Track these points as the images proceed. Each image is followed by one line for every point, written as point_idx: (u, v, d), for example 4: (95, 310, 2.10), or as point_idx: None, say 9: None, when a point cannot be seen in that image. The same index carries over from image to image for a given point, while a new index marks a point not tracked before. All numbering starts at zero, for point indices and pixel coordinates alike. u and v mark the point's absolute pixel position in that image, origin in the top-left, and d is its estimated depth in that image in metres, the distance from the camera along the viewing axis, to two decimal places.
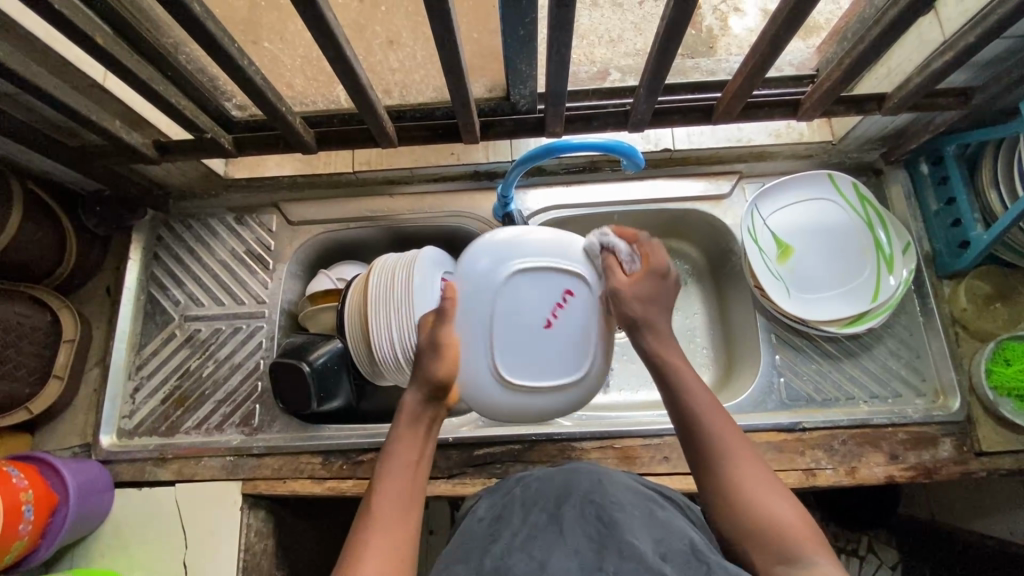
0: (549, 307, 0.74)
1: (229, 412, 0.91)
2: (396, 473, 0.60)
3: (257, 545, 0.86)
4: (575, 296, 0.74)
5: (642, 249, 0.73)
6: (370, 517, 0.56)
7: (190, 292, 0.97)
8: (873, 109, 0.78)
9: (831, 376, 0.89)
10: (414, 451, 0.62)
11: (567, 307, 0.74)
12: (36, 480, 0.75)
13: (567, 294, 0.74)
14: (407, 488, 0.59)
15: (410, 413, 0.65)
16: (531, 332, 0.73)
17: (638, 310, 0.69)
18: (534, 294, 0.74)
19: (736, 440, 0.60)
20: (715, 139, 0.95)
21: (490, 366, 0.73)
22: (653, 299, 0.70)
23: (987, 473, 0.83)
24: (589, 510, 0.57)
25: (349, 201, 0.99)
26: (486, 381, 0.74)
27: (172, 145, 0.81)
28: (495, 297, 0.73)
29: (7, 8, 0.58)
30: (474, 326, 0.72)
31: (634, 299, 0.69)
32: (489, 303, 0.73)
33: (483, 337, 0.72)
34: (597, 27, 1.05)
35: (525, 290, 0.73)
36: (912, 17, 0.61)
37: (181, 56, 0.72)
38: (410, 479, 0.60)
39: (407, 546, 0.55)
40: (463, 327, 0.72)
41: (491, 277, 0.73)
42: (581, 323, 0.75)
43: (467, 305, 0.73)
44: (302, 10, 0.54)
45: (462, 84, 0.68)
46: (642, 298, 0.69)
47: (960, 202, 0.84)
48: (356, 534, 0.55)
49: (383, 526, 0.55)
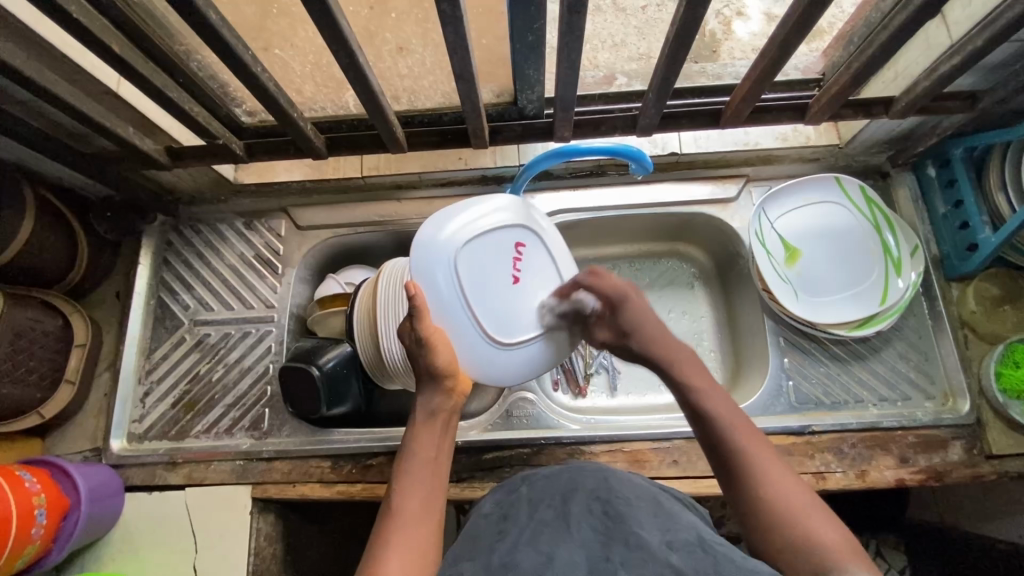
0: (509, 263, 0.73)
1: (239, 416, 0.91)
2: (416, 469, 0.63)
3: (266, 549, 0.87)
4: (527, 246, 0.75)
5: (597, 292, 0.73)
6: (392, 513, 0.59)
7: (200, 296, 0.97)
8: (881, 112, 0.79)
9: (839, 379, 0.89)
10: (431, 448, 0.65)
11: (525, 257, 0.75)
12: (48, 485, 0.76)
13: (519, 247, 0.74)
14: (428, 482, 0.62)
15: (423, 411, 0.67)
16: (502, 291, 0.72)
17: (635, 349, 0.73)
18: (494, 248, 0.73)
19: (762, 449, 0.61)
20: (721, 143, 0.94)
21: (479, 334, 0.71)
22: (632, 330, 0.73)
23: (998, 476, 0.82)
24: (596, 505, 0.58)
25: (358, 206, 0.99)
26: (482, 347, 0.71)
27: (184, 151, 0.82)
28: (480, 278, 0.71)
29: (23, 17, 0.59)
30: (451, 304, 0.70)
31: (619, 339, 0.74)
32: (456, 283, 0.69)
33: (463, 310, 0.70)
34: (600, 32, 1.05)
35: (486, 254, 0.72)
36: (921, 22, 0.61)
37: (194, 63, 0.72)
38: (429, 475, 0.62)
39: (429, 537, 0.57)
40: (443, 315, 0.69)
41: (451, 257, 0.69)
42: (541, 273, 0.76)
43: (440, 293, 0.69)
44: (317, 18, 0.55)
45: (471, 90, 0.69)
46: (624, 333, 0.74)
47: (967, 206, 0.84)
48: (380, 534, 0.57)
49: (405, 523, 0.58)
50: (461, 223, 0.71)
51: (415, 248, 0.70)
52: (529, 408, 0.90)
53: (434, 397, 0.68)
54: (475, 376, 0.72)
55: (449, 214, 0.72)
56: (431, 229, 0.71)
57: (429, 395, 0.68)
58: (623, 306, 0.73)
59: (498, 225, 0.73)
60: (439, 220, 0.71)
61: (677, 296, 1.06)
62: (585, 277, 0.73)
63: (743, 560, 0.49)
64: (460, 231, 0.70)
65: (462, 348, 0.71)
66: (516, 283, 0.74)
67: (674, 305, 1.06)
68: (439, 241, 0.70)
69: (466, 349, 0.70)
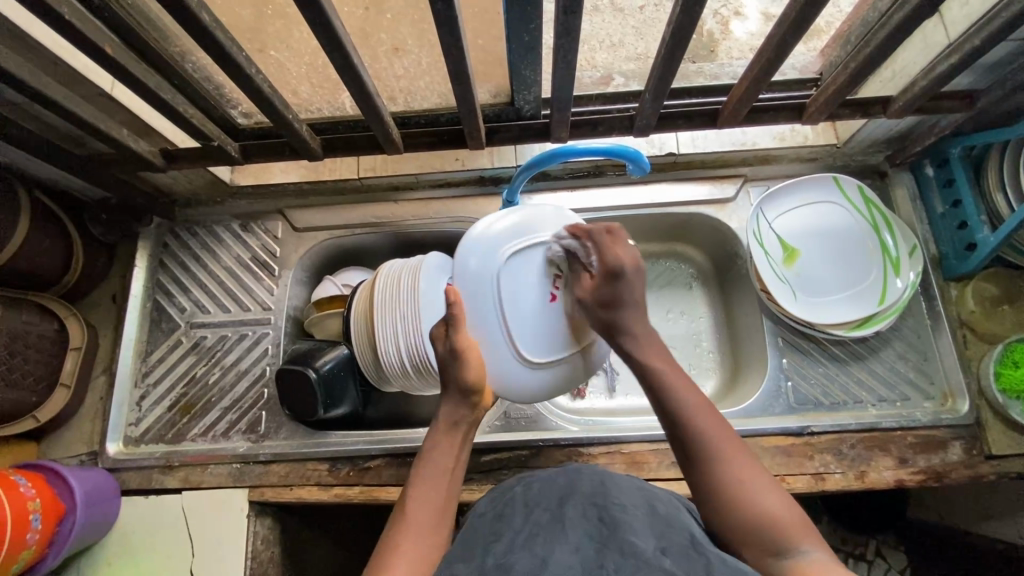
0: (547, 283, 0.70)
1: (235, 419, 0.91)
2: (435, 475, 0.63)
3: (263, 553, 0.86)
4: (564, 275, 0.71)
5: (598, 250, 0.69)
6: (403, 517, 0.60)
7: (196, 299, 0.97)
8: (878, 112, 0.78)
9: (838, 379, 0.89)
10: (451, 457, 0.65)
11: (563, 280, 0.71)
12: (44, 490, 0.75)
13: (557, 270, 0.71)
14: (443, 492, 0.62)
15: (447, 420, 0.68)
16: (536, 310, 0.69)
17: (602, 316, 0.68)
18: (533, 265, 0.70)
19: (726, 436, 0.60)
20: (719, 143, 0.94)
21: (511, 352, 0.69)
22: (616, 303, 0.68)
23: (997, 476, 0.82)
24: (591, 510, 0.57)
25: (355, 207, 0.99)
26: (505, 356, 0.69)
27: (178, 153, 0.81)
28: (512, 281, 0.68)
29: (16, 19, 0.59)
30: (484, 309, 0.68)
31: (596, 306, 0.68)
32: (495, 289, 0.68)
33: (495, 321, 0.69)
34: (598, 32, 1.05)
35: (532, 266, 0.70)
36: (918, 21, 0.61)
37: (188, 65, 0.72)
38: (444, 485, 0.63)
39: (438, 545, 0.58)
40: (477, 324, 0.69)
41: (493, 265, 0.68)
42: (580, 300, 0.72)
43: (477, 300, 0.69)
44: (310, 19, 0.54)
45: (467, 91, 0.69)
46: (605, 303, 0.68)
47: (966, 205, 0.84)
48: (389, 538, 0.58)
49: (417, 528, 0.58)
50: (506, 225, 0.70)
51: (461, 244, 0.70)
52: (527, 410, 0.89)
53: (457, 408, 0.68)
54: (500, 390, 0.71)
55: (495, 219, 0.71)
56: (484, 224, 0.70)
57: (454, 405, 0.68)
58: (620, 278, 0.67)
59: (545, 239, 0.71)
60: (492, 219, 0.71)
61: (675, 297, 1.06)
62: (601, 236, 0.70)
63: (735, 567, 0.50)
64: (506, 236, 0.70)
65: (494, 365, 0.70)
66: (551, 303, 0.70)
67: (672, 305, 1.05)
68: (484, 243, 0.69)
69: (491, 358, 0.69)
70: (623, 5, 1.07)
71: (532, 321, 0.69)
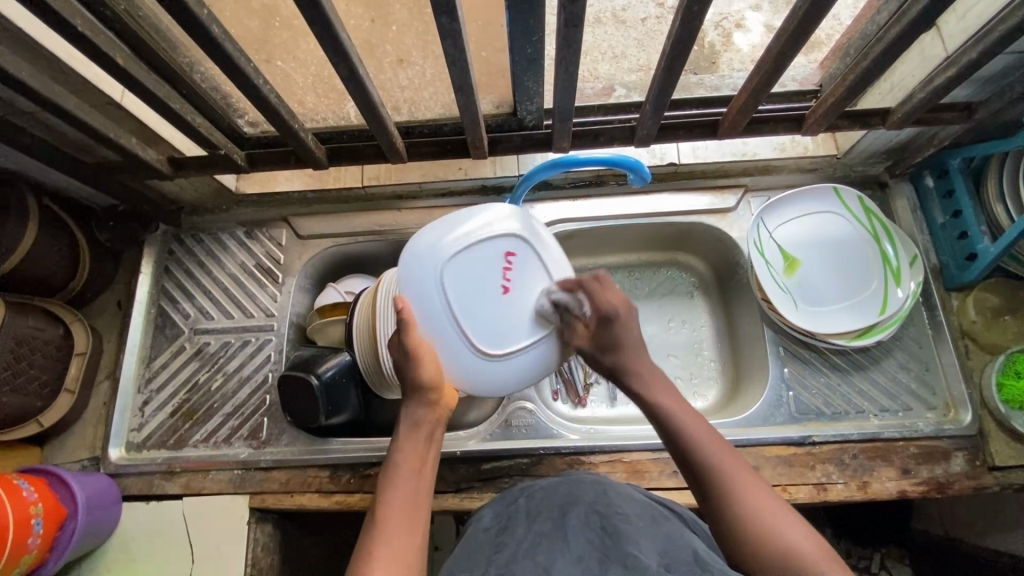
0: (497, 273, 0.67)
1: (238, 425, 0.91)
2: (401, 477, 0.61)
3: (263, 560, 0.86)
4: (519, 255, 0.68)
5: (590, 297, 0.69)
6: (375, 523, 0.58)
7: (200, 305, 0.98)
8: (877, 124, 0.79)
9: (839, 389, 0.89)
10: (416, 459, 0.63)
11: (515, 267, 0.67)
12: (46, 494, 0.76)
13: (509, 255, 0.67)
14: (413, 494, 0.60)
15: (408, 424, 0.66)
16: (488, 302, 0.66)
17: (607, 361, 0.72)
18: (480, 256, 0.67)
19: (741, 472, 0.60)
20: (720, 153, 0.95)
21: (467, 352, 0.67)
22: (618, 346, 0.71)
23: (1001, 488, 0.82)
24: (594, 520, 0.58)
25: (358, 215, 1.00)
26: (470, 364, 0.67)
27: (185, 161, 0.82)
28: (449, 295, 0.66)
29: (30, 30, 0.60)
30: (436, 315, 0.66)
31: (597, 352, 0.72)
32: (444, 298, 0.66)
33: (448, 323, 0.66)
34: (600, 44, 1.07)
35: (473, 264, 0.66)
36: (915, 34, 0.62)
37: (197, 74, 0.74)
38: (414, 488, 0.61)
39: (411, 550, 0.56)
40: (428, 323, 0.67)
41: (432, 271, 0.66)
42: (535, 282, 0.68)
43: (423, 300, 0.67)
44: (318, 31, 0.55)
45: (471, 102, 0.70)
46: (605, 348, 0.71)
47: (966, 216, 0.84)
48: (363, 548, 0.56)
49: (388, 536, 0.56)
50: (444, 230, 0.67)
51: (404, 258, 0.68)
52: (528, 418, 0.89)
53: (417, 409, 0.67)
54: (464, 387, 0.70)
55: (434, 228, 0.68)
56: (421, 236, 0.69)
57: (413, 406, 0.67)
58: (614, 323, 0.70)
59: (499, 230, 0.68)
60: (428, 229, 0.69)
61: (675, 306, 1.06)
62: (591, 284, 0.69)
63: None
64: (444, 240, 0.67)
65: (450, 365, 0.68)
66: (506, 293, 0.67)
67: (674, 314, 1.05)
68: (423, 252, 0.67)
69: (453, 361, 0.67)
70: (626, 17, 1.09)
71: (480, 313, 0.66)
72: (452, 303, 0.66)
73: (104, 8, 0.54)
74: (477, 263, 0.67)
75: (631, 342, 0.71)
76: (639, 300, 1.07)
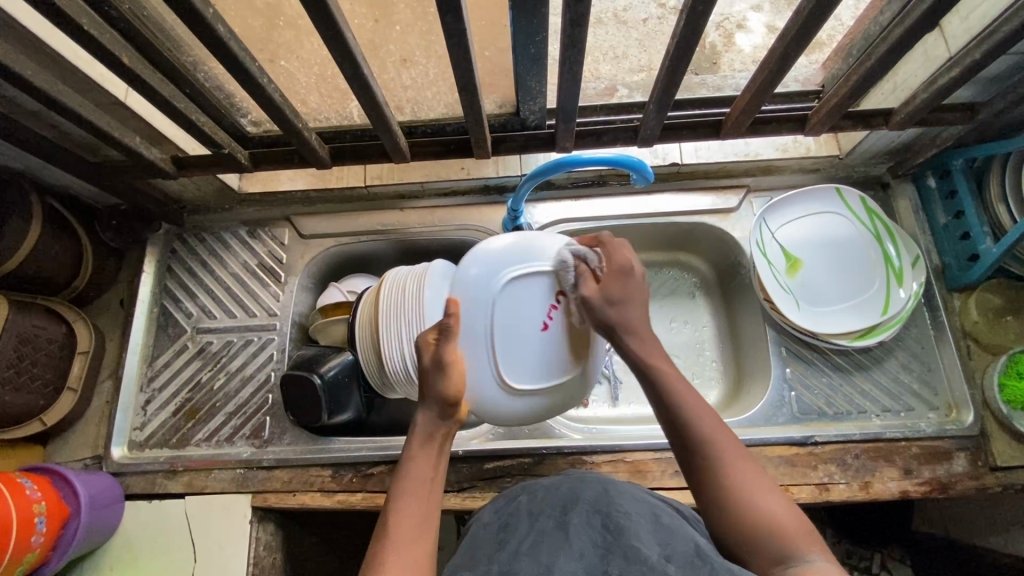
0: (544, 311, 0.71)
1: (240, 424, 0.91)
2: (415, 486, 0.60)
3: (265, 559, 0.86)
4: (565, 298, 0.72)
5: (606, 250, 0.71)
6: (387, 530, 0.57)
7: (203, 304, 0.98)
8: (880, 124, 0.79)
9: (841, 389, 0.89)
10: (429, 468, 0.62)
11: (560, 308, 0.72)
12: (48, 493, 0.76)
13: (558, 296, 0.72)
14: (426, 503, 0.59)
15: (422, 431, 0.65)
16: (528, 337, 0.71)
17: (612, 315, 0.67)
18: (536, 292, 0.71)
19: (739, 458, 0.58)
20: (721, 153, 0.95)
21: (495, 371, 0.70)
22: (624, 300, 0.68)
23: (1003, 488, 0.82)
24: (595, 517, 0.58)
25: (360, 215, 1.00)
26: (489, 386, 0.71)
27: (189, 160, 0.82)
28: (499, 309, 0.70)
29: (35, 29, 0.60)
30: (476, 326, 0.70)
31: (603, 305, 0.68)
32: (489, 311, 0.70)
33: (486, 346, 0.70)
34: (602, 44, 1.07)
35: (521, 299, 0.71)
36: (919, 34, 0.62)
37: (201, 73, 0.74)
38: (426, 496, 0.60)
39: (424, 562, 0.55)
40: (466, 342, 0.70)
41: (490, 287, 0.70)
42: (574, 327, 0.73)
43: (471, 312, 0.70)
44: (323, 30, 0.56)
45: (475, 102, 0.70)
46: (611, 301, 0.68)
47: (969, 217, 0.84)
48: (373, 555, 0.55)
49: (400, 546, 0.55)
50: (509, 245, 0.72)
51: (467, 259, 0.73)
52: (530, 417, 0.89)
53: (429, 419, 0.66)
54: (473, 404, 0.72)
55: (500, 238, 0.73)
56: (487, 246, 0.73)
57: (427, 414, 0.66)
58: (626, 275, 0.69)
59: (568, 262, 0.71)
60: (494, 239, 0.73)
61: (677, 306, 1.06)
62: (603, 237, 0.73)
63: (739, 569, 0.49)
64: (510, 257, 0.71)
65: (472, 381, 0.71)
66: (545, 330, 0.71)
67: (675, 314, 1.06)
68: (491, 257, 0.72)
69: (475, 380, 0.70)
70: (628, 17, 1.09)
71: (519, 347, 0.70)
72: (495, 323, 0.70)
73: (109, 7, 0.55)
74: (531, 293, 0.71)
75: (637, 301, 0.69)
76: None
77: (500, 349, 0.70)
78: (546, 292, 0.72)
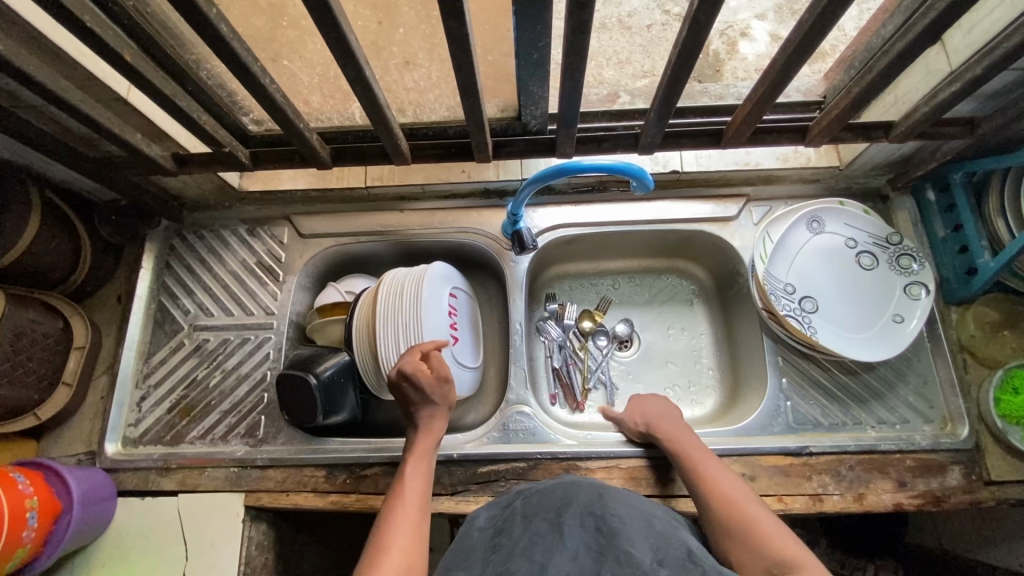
0: (454, 313, 0.92)
1: (235, 422, 0.91)
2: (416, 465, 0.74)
3: (257, 559, 0.86)
4: (456, 295, 0.93)
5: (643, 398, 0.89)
6: (398, 496, 0.70)
7: (201, 302, 0.98)
8: (880, 136, 0.79)
9: (837, 402, 0.89)
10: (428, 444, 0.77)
11: (457, 301, 0.94)
12: (41, 487, 0.76)
13: (512, 299, 0.96)
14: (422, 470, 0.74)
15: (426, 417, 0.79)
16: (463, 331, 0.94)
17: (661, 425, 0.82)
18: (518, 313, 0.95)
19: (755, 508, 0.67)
20: (722, 162, 0.96)
21: (468, 364, 0.93)
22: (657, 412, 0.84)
23: (996, 502, 0.82)
24: (588, 518, 0.59)
25: (360, 215, 1.00)
26: (466, 374, 0.93)
27: (190, 157, 0.82)
28: (784, 263, 0.92)
29: (39, 25, 0.60)
30: (779, 266, 0.92)
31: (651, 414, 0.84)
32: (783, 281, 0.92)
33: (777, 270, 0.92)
34: (605, 49, 1.07)
35: (795, 261, 0.93)
36: (920, 48, 0.62)
37: (203, 71, 0.74)
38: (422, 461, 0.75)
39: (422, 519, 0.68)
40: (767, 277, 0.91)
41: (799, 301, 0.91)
42: (461, 304, 0.95)
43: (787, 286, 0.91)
44: (326, 33, 0.56)
45: (477, 106, 0.70)
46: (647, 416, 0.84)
47: (967, 230, 0.84)
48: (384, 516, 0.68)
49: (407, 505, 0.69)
50: (811, 318, 0.90)
51: (824, 337, 0.88)
52: (525, 422, 0.89)
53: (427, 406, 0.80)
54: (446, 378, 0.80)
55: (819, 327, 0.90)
56: (823, 334, 0.89)
57: (426, 418, 0.79)
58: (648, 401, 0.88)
59: (874, 244, 0.92)
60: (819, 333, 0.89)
61: (676, 312, 1.06)
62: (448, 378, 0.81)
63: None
64: (807, 314, 0.90)
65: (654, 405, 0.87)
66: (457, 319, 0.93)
67: (673, 321, 1.06)
68: (823, 324, 0.90)
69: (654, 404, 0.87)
70: (631, 23, 1.10)
71: (464, 340, 0.94)
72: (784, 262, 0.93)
73: (113, 4, 0.54)
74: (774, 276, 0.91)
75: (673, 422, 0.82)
76: (639, 306, 1.07)
77: (519, 360, 0.94)
78: (449, 293, 0.92)
